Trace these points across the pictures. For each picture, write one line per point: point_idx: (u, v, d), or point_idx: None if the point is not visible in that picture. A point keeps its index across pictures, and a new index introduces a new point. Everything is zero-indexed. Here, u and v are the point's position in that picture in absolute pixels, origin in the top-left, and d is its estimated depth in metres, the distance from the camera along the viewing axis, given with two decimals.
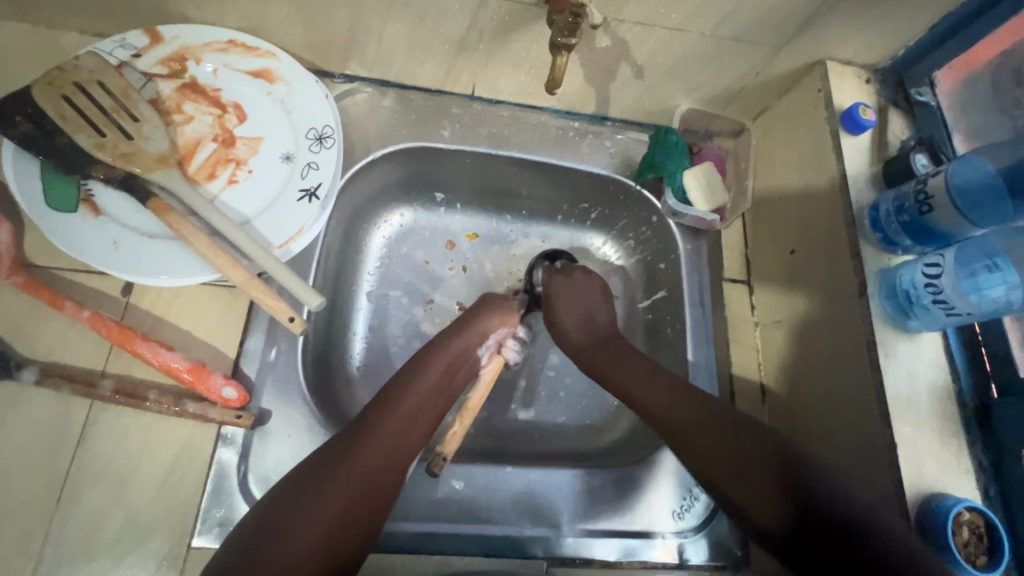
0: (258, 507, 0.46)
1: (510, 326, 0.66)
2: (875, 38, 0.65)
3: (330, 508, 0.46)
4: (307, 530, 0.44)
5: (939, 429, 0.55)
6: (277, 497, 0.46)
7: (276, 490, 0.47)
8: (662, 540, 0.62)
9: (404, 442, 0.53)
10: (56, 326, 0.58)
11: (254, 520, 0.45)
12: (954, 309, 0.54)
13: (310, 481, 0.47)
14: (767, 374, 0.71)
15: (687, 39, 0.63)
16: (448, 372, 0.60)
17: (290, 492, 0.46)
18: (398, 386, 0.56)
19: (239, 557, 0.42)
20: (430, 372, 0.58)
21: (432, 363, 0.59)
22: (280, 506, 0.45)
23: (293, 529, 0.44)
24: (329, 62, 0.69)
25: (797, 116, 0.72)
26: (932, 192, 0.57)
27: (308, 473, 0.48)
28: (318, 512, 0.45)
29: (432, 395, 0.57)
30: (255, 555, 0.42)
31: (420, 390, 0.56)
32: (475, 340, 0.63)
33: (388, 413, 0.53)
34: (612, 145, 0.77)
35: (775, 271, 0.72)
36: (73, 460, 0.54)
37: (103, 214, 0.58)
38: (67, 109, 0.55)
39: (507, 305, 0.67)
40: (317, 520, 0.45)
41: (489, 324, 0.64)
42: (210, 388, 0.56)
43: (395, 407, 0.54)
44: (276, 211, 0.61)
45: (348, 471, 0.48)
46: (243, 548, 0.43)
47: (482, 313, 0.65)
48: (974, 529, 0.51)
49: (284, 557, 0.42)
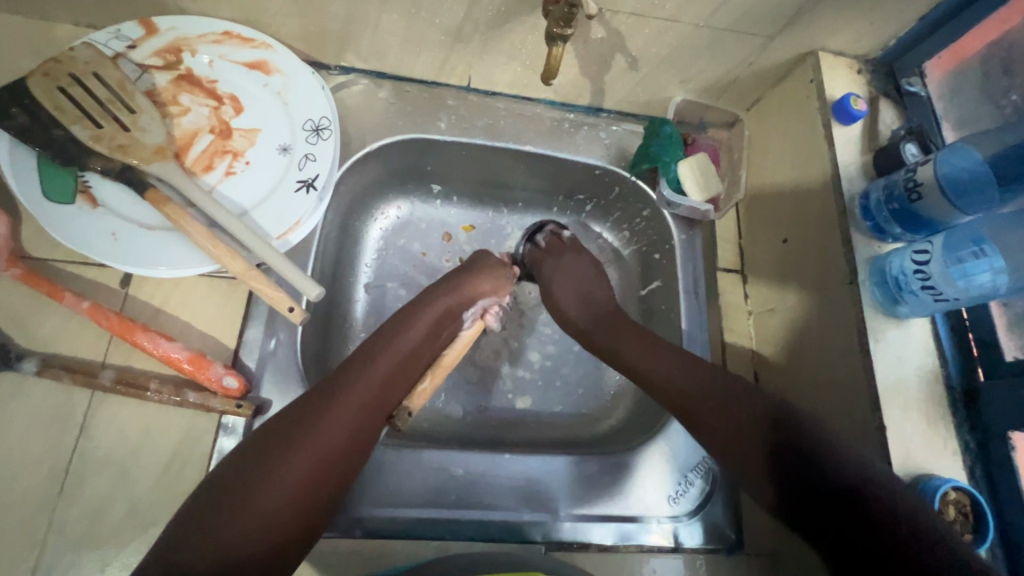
0: (223, 463, 0.47)
1: (500, 294, 0.67)
2: (866, 29, 0.66)
3: (294, 471, 0.45)
4: (265, 496, 0.44)
5: (927, 412, 0.57)
6: (240, 456, 0.46)
7: (236, 451, 0.47)
8: (657, 525, 0.63)
9: (376, 405, 0.52)
10: (56, 317, 0.58)
11: (216, 477, 0.45)
12: (942, 294, 0.55)
13: (273, 441, 0.47)
14: (760, 361, 0.72)
15: (681, 30, 0.64)
16: (433, 331, 0.60)
17: (254, 452, 0.46)
18: (371, 351, 0.55)
19: (200, 512, 0.43)
20: (408, 334, 0.58)
21: (416, 321, 0.59)
22: (239, 468, 0.45)
23: (256, 491, 0.44)
24: (324, 54, 0.69)
25: (790, 106, 0.73)
26: (921, 180, 0.58)
27: (276, 430, 0.48)
28: (276, 479, 0.45)
29: (409, 357, 0.57)
30: (214, 513, 0.43)
31: (396, 350, 0.56)
32: (467, 297, 0.64)
33: (358, 374, 0.53)
34: (607, 136, 0.78)
35: (768, 261, 0.73)
36: (75, 449, 0.55)
37: (101, 205, 0.58)
38: (62, 101, 0.55)
39: (499, 266, 0.68)
40: (283, 478, 0.45)
41: (483, 287, 0.65)
42: (210, 377, 0.57)
43: (365, 370, 0.53)
44: (274, 202, 0.62)
45: (318, 430, 0.48)
46: (207, 501, 0.43)
47: (473, 271, 0.66)
48: (960, 509, 0.53)
49: (247, 514, 0.43)
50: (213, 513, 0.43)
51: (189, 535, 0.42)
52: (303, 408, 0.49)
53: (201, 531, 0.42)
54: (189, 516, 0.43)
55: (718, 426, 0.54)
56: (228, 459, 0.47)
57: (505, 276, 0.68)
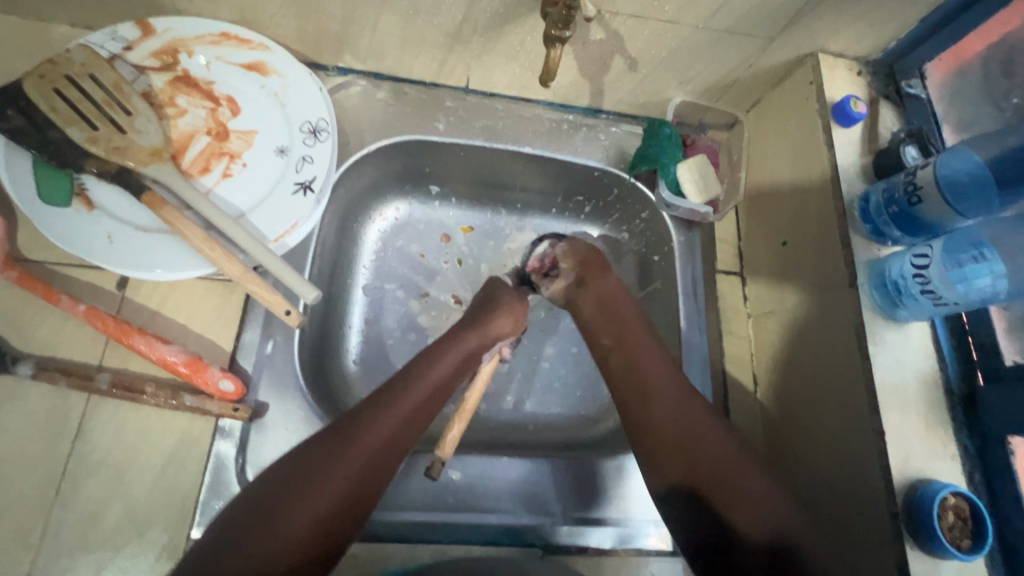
0: (252, 487, 0.47)
1: (518, 330, 0.68)
2: (866, 31, 0.66)
3: (321, 503, 0.45)
4: (291, 526, 0.44)
5: (926, 415, 0.57)
6: (269, 482, 0.46)
7: (270, 471, 0.48)
8: (655, 528, 0.63)
9: (403, 439, 0.52)
10: (52, 320, 0.58)
11: (245, 503, 0.45)
12: (942, 298, 0.55)
13: (302, 470, 0.47)
14: (759, 363, 0.72)
15: (680, 32, 0.64)
16: (458, 368, 0.60)
17: (283, 479, 0.46)
18: (401, 383, 0.55)
19: (227, 537, 0.43)
20: (437, 368, 0.59)
21: (442, 358, 0.60)
22: (268, 496, 0.45)
23: (282, 520, 0.44)
24: (322, 55, 0.69)
25: (790, 108, 0.72)
26: (921, 183, 0.58)
27: (306, 459, 0.48)
28: (301, 509, 0.44)
29: (438, 390, 0.57)
30: (242, 538, 0.43)
31: (426, 383, 0.57)
32: (489, 337, 0.65)
33: (386, 410, 0.52)
34: (606, 138, 0.78)
35: (767, 263, 0.73)
36: (71, 453, 0.55)
37: (97, 208, 0.57)
38: (58, 102, 0.55)
39: (518, 303, 0.69)
40: (310, 510, 0.45)
41: (503, 325, 0.66)
42: (207, 381, 0.56)
43: (396, 403, 0.53)
44: (271, 204, 0.61)
45: (346, 463, 0.48)
46: (234, 526, 0.43)
47: (495, 310, 0.67)
48: (959, 513, 0.52)
49: (274, 543, 0.43)
50: (239, 537, 0.43)
51: (220, 553, 0.42)
52: (333, 438, 0.49)
53: (223, 556, 0.41)
54: (216, 541, 0.43)
55: (699, 445, 0.54)
56: (257, 484, 0.47)
57: (520, 310, 0.69)
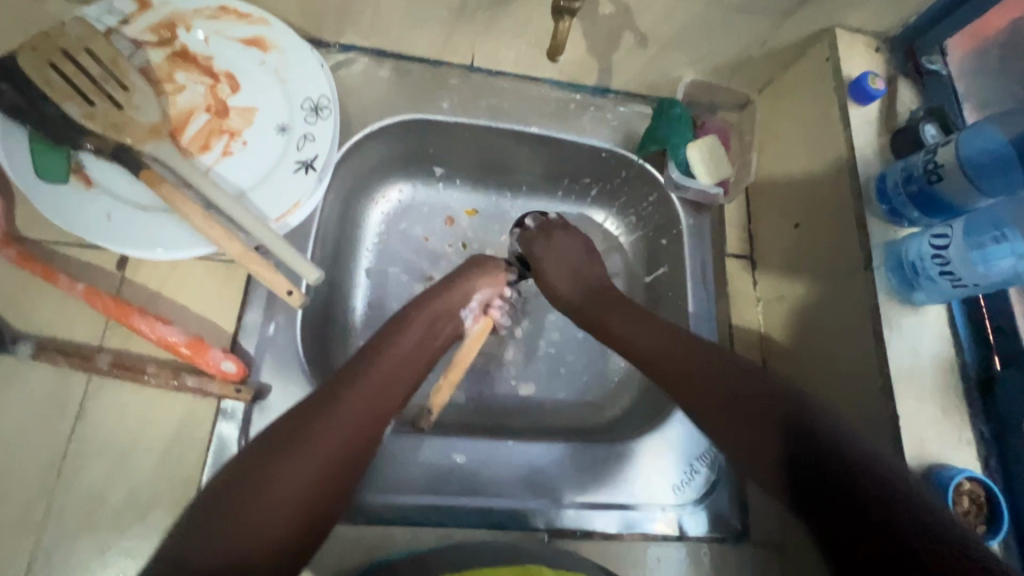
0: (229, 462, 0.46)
1: (500, 287, 0.67)
2: (885, 5, 0.64)
3: (303, 470, 0.45)
4: (276, 495, 0.43)
5: (942, 401, 0.55)
6: (248, 454, 0.45)
7: (248, 445, 0.47)
8: (661, 512, 0.63)
9: (379, 406, 0.52)
10: (52, 300, 0.57)
11: (225, 476, 0.44)
12: (961, 279, 0.53)
13: (281, 439, 0.46)
14: (768, 348, 0.71)
15: (692, 6, 0.62)
16: (426, 336, 0.59)
17: (262, 449, 0.45)
18: (371, 353, 0.55)
19: (211, 510, 0.42)
20: (407, 336, 0.58)
21: (410, 325, 0.59)
22: (249, 467, 0.44)
23: (266, 489, 0.43)
24: (324, 31, 0.67)
25: (804, 87, 0.70)
26: (941, 160, 0.56)
27: (284, 429, 0.47)
28: (284, 478, 0.44)
29: (409, 358, 0.57)
30: (226, 510, 0.42)
31: (397, 353, 0.56)
32: (460, 301, 0.63)
33: (358, 378, 0.52)
34: (614, 118, 0.76)
35: (778, 246, 0.72)
36: (72, 433, 0.54)
37: (96, 185, 0.56)
38: (53, 76, 0.53)
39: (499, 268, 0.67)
40: (295, 477, 0.44)
41: (479, 283, 0.65)
42: (208, 361, 0.56)
43: (368, 371, 0.53)
44: (273, 183, 0.60)
45: (324, 429, 0.47)
46: (217, 500, 0.42)
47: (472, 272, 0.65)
48: (974, 499, 0.51)
49: (261, 512, 0.42)
50: (224, 508, 0.42)
51: (205, 528, 0.41)
52: (310, 409, 0.48)
53: (211, 530, 0.40)
54: (198, 516, 0.42)
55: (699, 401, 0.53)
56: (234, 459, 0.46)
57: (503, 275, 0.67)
